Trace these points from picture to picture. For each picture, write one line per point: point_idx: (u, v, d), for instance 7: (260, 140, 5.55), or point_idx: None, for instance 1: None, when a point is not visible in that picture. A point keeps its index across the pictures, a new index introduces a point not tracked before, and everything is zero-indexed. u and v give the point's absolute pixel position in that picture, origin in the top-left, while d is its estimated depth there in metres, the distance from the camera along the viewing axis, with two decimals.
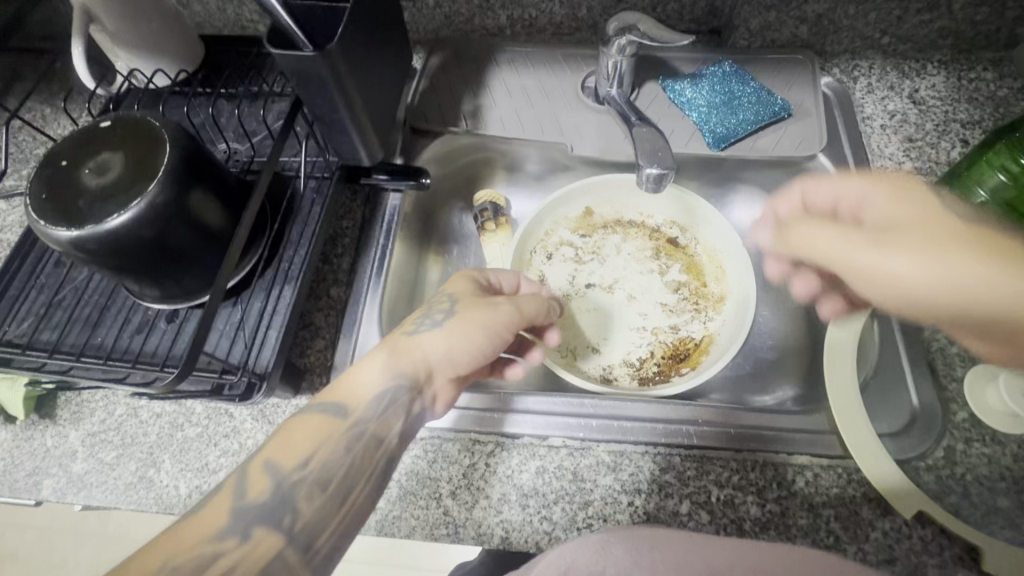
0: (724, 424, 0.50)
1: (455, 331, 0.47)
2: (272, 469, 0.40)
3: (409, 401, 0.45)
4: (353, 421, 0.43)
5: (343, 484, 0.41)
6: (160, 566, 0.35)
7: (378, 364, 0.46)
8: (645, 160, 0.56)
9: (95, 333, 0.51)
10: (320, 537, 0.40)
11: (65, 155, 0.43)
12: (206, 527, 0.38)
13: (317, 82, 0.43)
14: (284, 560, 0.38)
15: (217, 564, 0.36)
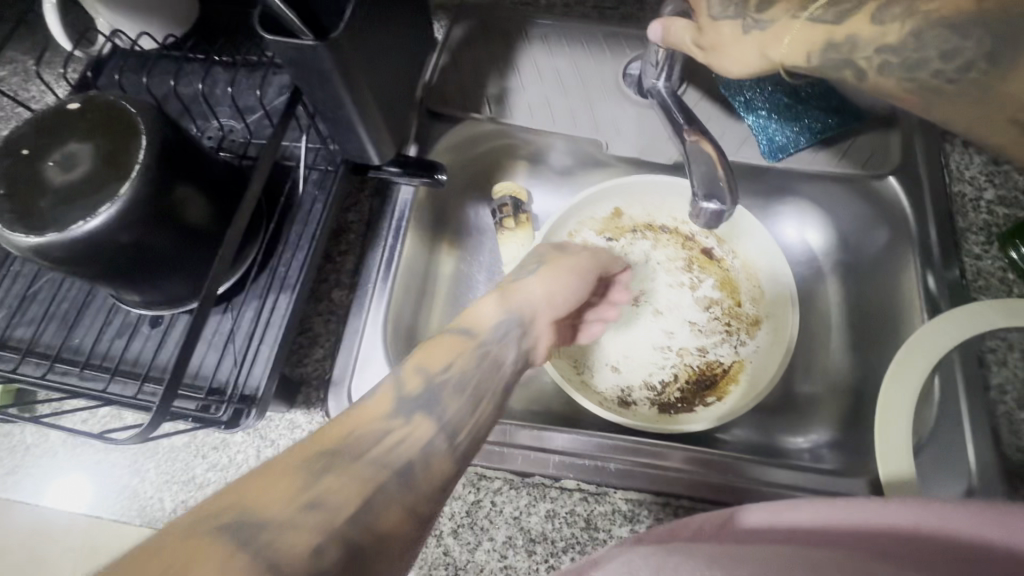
0: (757, 480, 0.45)
1: (550, 273, 0.51)
2: (419, 371, 0.39)
3: (522, 333, 0.46)
4: (478, 340, 0.43)
5: (478, 392, 0.40)
6: (342, 437, 0.34)
7: (489, 300, 0.47)
8: (702, 192, 0.46)
9: (73, 333, 0.47)
10: (459, 436, 0.37)
11: (28, 143, 0.37)
12: (371, 411, 0.36)
13: (319, 73, 0.36)
14: (435, 447, 0.36)
15: (391, 436, 0.35)
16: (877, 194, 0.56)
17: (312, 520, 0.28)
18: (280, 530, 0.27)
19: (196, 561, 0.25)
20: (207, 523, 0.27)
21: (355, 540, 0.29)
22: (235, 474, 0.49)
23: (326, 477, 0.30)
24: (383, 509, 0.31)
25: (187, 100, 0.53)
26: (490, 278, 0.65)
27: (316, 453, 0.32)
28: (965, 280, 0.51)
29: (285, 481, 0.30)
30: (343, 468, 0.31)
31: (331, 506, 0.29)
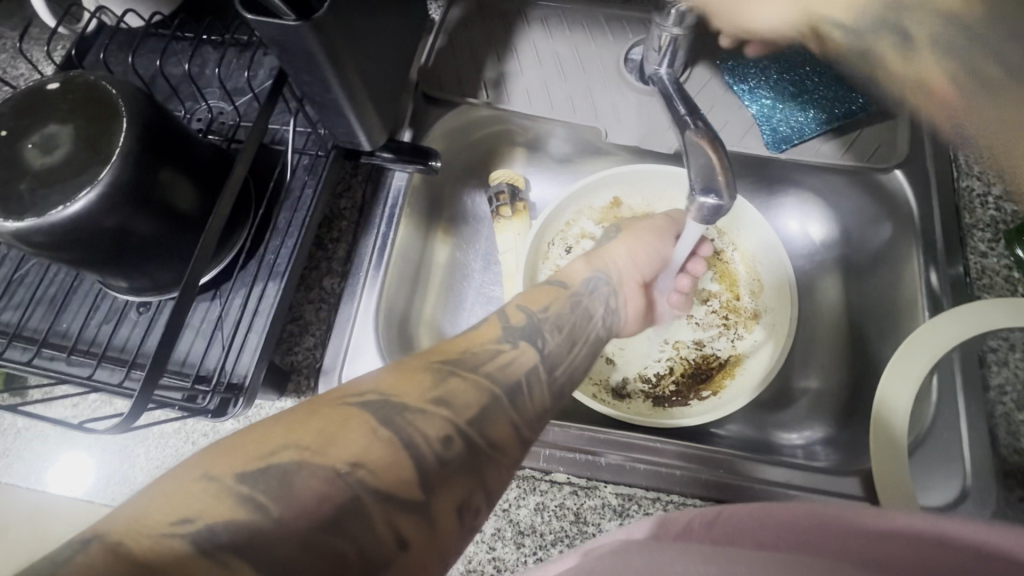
0: (749, 477, 0.45)
1: (632, 239, 0.56)
2: (523, 309, 0.44)
3: (609, 291, 0.51)
4: (573, 291, 0.48)
5: (573, 334, 0.44)
6: (463, 351, 0.37)
7: (580, 261, 0.53)
8: (699, 185, 0.43)
9: (60, 318, 0.46)
10: (558, 369, 0.41)
11: (6, 124, 0.36)
12: (483, 335, 0.40)
13: (303, 55, 0.35)
14: (539, 374, 0.39)
15: (502, 356, 0.38)
16: (882, 187, 0.55)
17: (440, 413, 0.32)
18: (415, 415, 0.31)
19: (347, 425, 0.29)
20: (356, 398, 0.31)
21: (472, 438, 0.32)
22: None
23: (450, 379, 0.34)
24: (495, 417, 0.34)
25: (175, 82, 0.52)
26: (486, 266, 0.64)
27: (439, 361, 0.36)
28: (968, 278, 0.50)
29: (416, 378, 0.33)
30: (464, 373, 0.35)
31: (455, 399, 0.33)
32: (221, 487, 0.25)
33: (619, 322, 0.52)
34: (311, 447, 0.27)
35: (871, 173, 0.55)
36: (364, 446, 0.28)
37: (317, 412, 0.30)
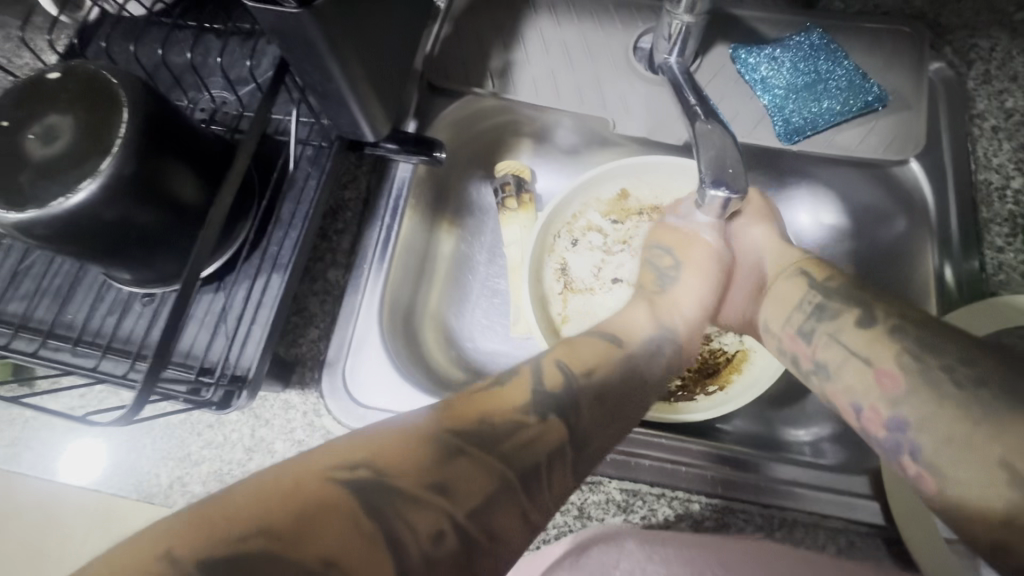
0: (756, 475, 0.44)
1: (692, 278, 0.51)
2: (562, 367, 0.39)
3: (670, 349, 0.47)
4: (628, 349, 0.44)
5: (615, 409, 0.39)
6: (479, 418, 0.34)
7: (642, 309, 0.49)
8: (710, 179, 0.43)
9: (65, 309, 0.46)
10: (591, 445, 0.36)
11: (7, 114, 0.36)
12: (510, 401, 0.36)
13: (304, 46, 0.34)
14: (564, 456, 0.35)
15: (525, 432, 0.34)
16: (897, 180, 0.54)
17: (437, 502, 0.29)
18: (405, 507, 0.29)
19: (327, 510, 0.27)
20: (342, 474, 0.29)
21: (468, 533, 0.29)
22: (229, 453, 0.49)
23: (457, 459, 0.31)
24: (504, 506, 0.31)
25: (178, 71, 0.51)
26: (491, 258, 0.64)
27: (452, 430, 0.32)
28: (983, 274, 0.49)
29: (418, 453, 0.31)
30: (476, 453, 0.32)
31: (457, 489, 0.30)
32: (181, 571, 0.24)
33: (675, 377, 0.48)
34: (283, 537, 0.26)
35: (887, 166, 0.53)
36: (340, 543, 0.26)
37: (298, 486, 0.28)
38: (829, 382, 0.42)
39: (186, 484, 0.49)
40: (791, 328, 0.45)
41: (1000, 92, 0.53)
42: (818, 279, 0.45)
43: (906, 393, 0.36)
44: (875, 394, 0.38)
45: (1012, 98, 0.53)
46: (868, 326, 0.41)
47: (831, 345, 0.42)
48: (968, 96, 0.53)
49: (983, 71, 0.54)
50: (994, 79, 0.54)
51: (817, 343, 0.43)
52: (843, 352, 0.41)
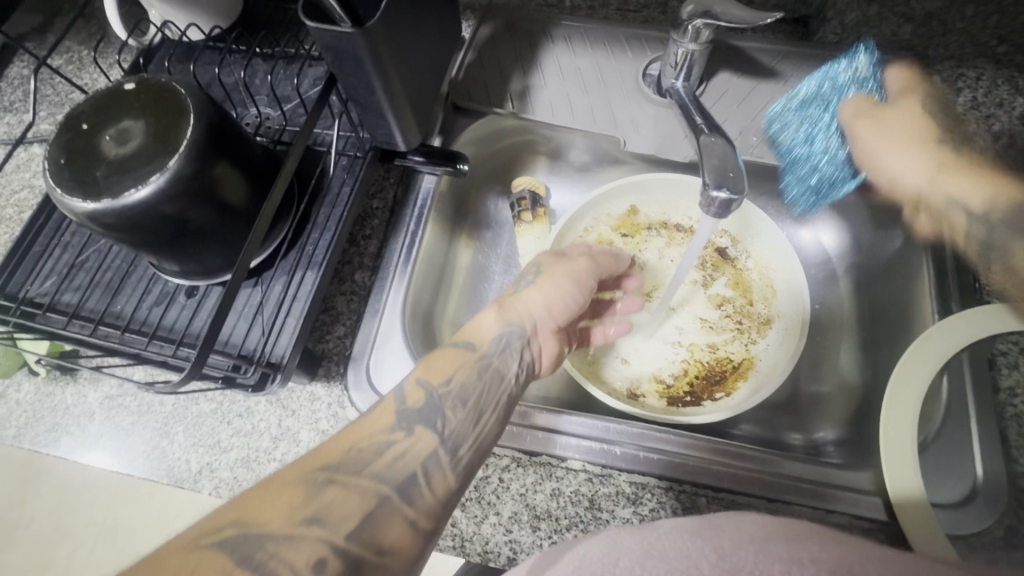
0: (763, 470, 0.46)
1: (547, 283, 0.51)
2: (422, 384, 0.43)
3: (523, 346, 0.47)
4: (480, 354, 0.45)
5: (478, 406, 0.43)
6: (347, 451, 0.37)
7: (490, 314, 0.49)
8: (712, 180, 0.45)
9: (115, 300, 0.50)
10: (462, 447, 0.40)
11: (87, 118, 0.40)
12: (377, 425, 0.40)
13: (353, 60, 0.39)
14: (438, 458, 0.39)
15: (393, 448, 0.38)
16: (890, 194, 0.57)
17: (312, 534, 0.33)
18: (281, 544, 0.32)
19: (199, 574, 0.30)
20: (210, 537, 0.31)
21: (352, 552, 0.33)
22: (256, 440, 0.52)
23: (328, 490, 0.35)
24: (384, 523, 0.35)
25: (228, 89, 0.56)
26: (506, 268, 0.67)
27: (317, 468, 0.36)
28: (977, 282, 0.52)
29: (286, 495, 0.34)
30: (344, 480, 0.36)
31: (331, 516, 0.34)
32: None
33: (535, 368, 0.49)
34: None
35: (882, 182, 0.57)
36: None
37: (165, 562, 0.30)
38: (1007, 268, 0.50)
39: (215, 470, 0.51)
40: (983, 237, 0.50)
41: (988, 117, 0.57)
42: (976, 210, 0.51)
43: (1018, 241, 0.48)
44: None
45: (999, 122, 0.57)
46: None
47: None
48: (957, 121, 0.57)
49: (970, 98, 0.58)
50: (981, 105, 0.58)
51: (998, 271, 0.50)
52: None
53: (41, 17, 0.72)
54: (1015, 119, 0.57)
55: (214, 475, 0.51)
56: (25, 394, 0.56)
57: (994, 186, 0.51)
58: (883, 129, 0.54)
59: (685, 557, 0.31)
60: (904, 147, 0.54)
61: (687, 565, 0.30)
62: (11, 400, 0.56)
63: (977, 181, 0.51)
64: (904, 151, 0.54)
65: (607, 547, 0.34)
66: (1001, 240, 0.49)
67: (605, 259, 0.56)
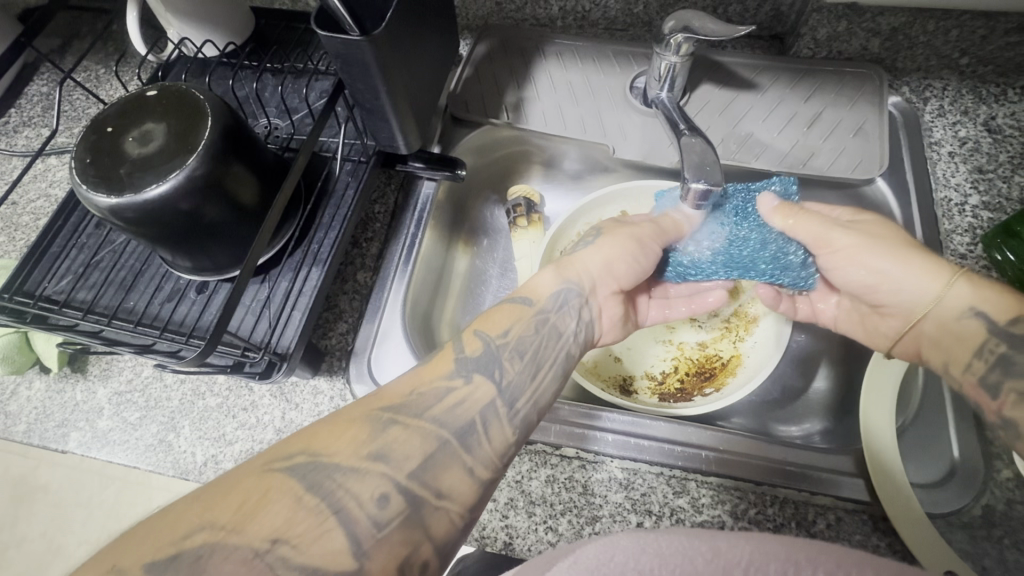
0: (750, 455, 0.48)
1: (607, 242, 0.53)
2: (482, 336, 0.45)
3: (581, 304, 0.49)
4: (540, 309, 0.47)
5: (535, 359, 0.44)
6: (408, 394, 0.39)
7: (549, 272, 0.51)
8: (691, 174, 0.49)
9: (128, 297, 0.53)
10: (519, 400, 0.42)
11: (112, 121, 0.44)
12: (438, 371, 0.42)
13: (359, 65, 0.42)
14: (496, 408, 0.41)
15: (453, 394, 0.40)
16: (866, 196, 0.60)
17: (377, 469, 0.34)
18: (348, 476, 0.34)
19: (270, 495, 0.32)
20: (280, 463, 0.34)
21: (413, 491, 0.34)
22: (261, 433, 0.53)
23: (391, 428, 0.36)
24: (445, 466, 0.36)
25: (240, 100, 0.60)
26: (503, 272, 0.70)
27: (383, 408, 0.38)
28: None
29: (350, 432, 0.36)
30: (408, 422, 0.37)
31: (398, 450, 0.35)
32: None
33: (593, 331, 0.50)
34: (228, 525, 0.30)
35: (857, 185, 0.60)
36: (289, 517, 0.32)
37: (243, 481, 0.33)
38: (1021, 441, 0.41)
39: (220, 461, 0.52)
40: (974, 377, 0.44)
41: (954, 124, 0.61)
42: (999, 323, 0.43)
43: (1020, 398, 0.41)
44: (1022, 419, 0.41)
45: (964, 129, 0.61)
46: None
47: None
48: (924, 128, 0.61)
49: (937, 107, 0.62)
50: (948, 113, 0.62)
51: (1004, 399, 0.42)
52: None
53: (61, 39, 0.76)
54: (979, 126, 0.61)
55: (219, 466, 0.52)
56: (36, 391, 0.58)
57: (1018, 304, 0.43)
58: (850, 263, 0.50)
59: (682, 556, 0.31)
60: (863, 262, 0.49)
61: (681, 561, 0.30)
62: (23, 398, 0.58)
63: (977, 290, 0.45)
64: (880, 264, 0.48)
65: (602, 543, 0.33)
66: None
67: (673, 226, 0.55)
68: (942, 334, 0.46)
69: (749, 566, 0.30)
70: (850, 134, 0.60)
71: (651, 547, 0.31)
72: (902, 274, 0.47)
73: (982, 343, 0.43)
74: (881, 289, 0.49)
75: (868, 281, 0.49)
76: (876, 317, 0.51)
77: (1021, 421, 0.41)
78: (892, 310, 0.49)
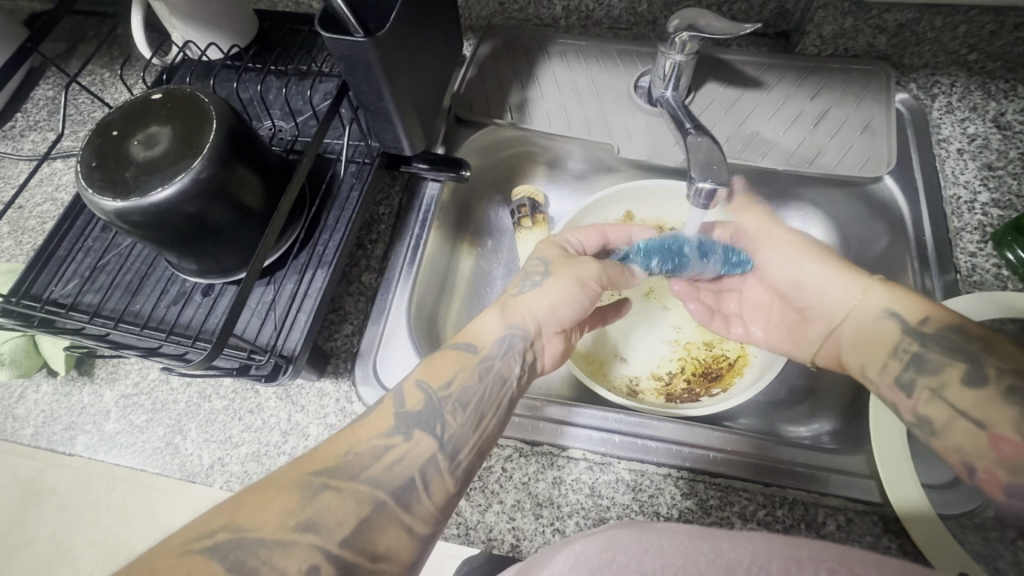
0: (758, 456, 0.47)
1: (552, 286, 0.51)
2: (422, 387, 0.44)
3: (526, 349, 0.48)
4: (483, 357, 0.46)
5: (478, 410, 0.44)
6: (343, 454, 0.39)
7: (494, 315, 0.50)
8: (697, 174, 0.49)
9: (134, 300, 0.53)
10: (462, 452, 0.42)
11: (117, 125, 0.44)
12: (374, 429, 0.41)
13: (364, 66, 0.42)
14: (437, 463, 0.40)
15: (391, 452, 0.40)
16: (874, 194, 0.60)
17: (305, 540, 0.34)
18: (273, 551, 0.33)
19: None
20: (202, 542, 0.33)
21: (345, 558, 0.34)
22: (267, 436, 0.53)
23: (323, 494, 0.36)
24: (382, 529, 0.37)
25: (245, 103, 0.60)
26: (507, 273, 0.70)
27: (314, 472, 0.37)
28: (959, 274, 0.54)
29: (279, 502, 0.35)
30: (340, 486, 0.37)
31: (328, 520, 0.35)
32: None
33: (538, 368, 0.50)
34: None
35: (865, 182, 0.59)
36: None
37: (157, 568, 0.32)
38: (934, 438, 0.41)
39: (226, 464, 0.52)
40: (889, 377, 0.44)
41: (963, 120, 0.61)
42: (910, 324, 0.44)
43: (933, 395, 0.42)
44: (936, 416, 0.41)
45: (973, 125, 0.60)
46: (978, 385, 0.40)
47: (935, 401, 0.41)
48: (933, 125, 0.61)
49: (945, 103, 0.62)
50: (956, 110, 0.61)
51: (918, 397, 0.42)
52: (949, 410, 0.41)
53: (66, 44, 0.77)
54: (988, 122, 0.60)
55: (225, 470, 0.52)
56: (44, 394, 0.58)
57: (929, 305, 0.44)
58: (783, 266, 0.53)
59: (684, 555, 0.32)
60: (796, 263, 0.52)
61: (684, 561, 0.31)
62: (31, 401, 0.58)
63: (891, 292, 0.46)
64: (806, 269, 0.51)
65: (602, 542, 0.35)
66: (943, 363, 0.42)
67: (617, 274, 0.55)
68: (860, 338, 0.47)
69: (752, 565, 0.31)
70: (857, 132, 0.60)
71: (652, 548, 0.33)
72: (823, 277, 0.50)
73: (896, 343, 0.44)
74: (807, 292, 0.51)
75: (801, 281, 0.51)
76: (804, 327, 0.53)
77: (934, 419, 0.41)
78: (814, 312, 0.51)
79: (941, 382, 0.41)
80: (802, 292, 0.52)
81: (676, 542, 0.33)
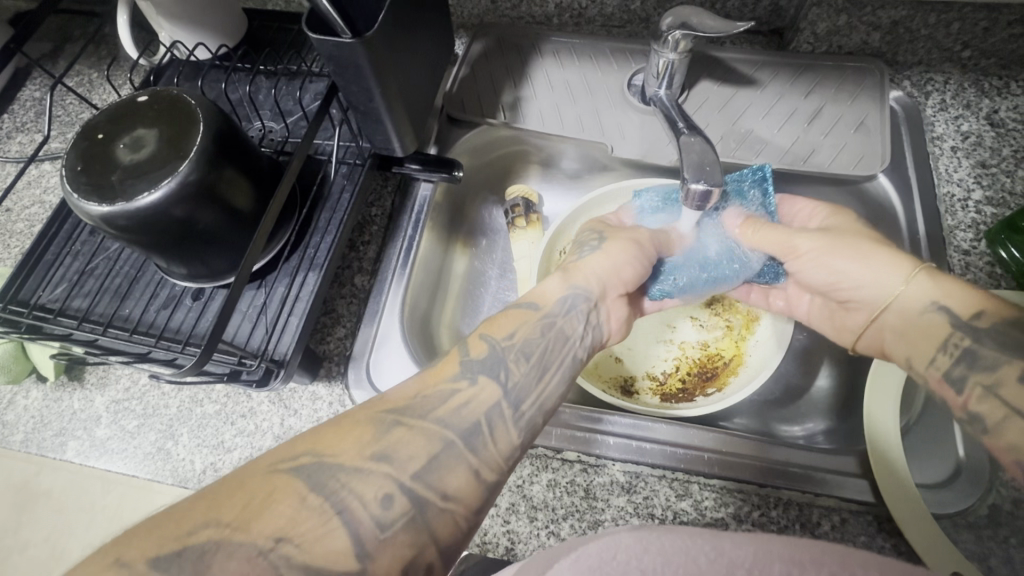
0: (752, 456, 0.47)
1: (611, 249, 0.53)
2: (486, 338, 0.44)
3: (590, 309, 0.49)
4: (546, 312, 0.47)
5: (543, 360, 0.44)
6: (413, 397, 0.38)
7: (556, 278, 0.51)
8: (690, 175, 0.48)
9: (123, 305, 0.52)
10: (525, 403, 0.41)
11: (102, 127, 0.43)
12: (443, 374, 0.41)
13: (352, 67, 0.41)
14: (502, 410, 0.40)
15: (458, 396, 0.39)
16: (867, 193, 0.60)
17: (380, 470, 0.34)
18: (351, 477, 0.33)
19: (275, 496, 0.31)
20: (288, 463, 0.33)
21: (417, 492, 0.34)
22: (260, 440, 0.53)
23: (395, 429, 0.36)
24: (450, 468, 0.35)
25: (234, 104, 0.59)
26: (502, 273, 0.69)
27: (387, 411, 0.37)
28: (953, 273, 0.54)
29: (355, 433, 0.35)
30: (412, 424, 0.36)
31: (403, 454, 0.35)
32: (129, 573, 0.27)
33: (601, 338, 0.50)
34: (233, 524, 0.29)
35: (859, 181, 0.59)
36: (292, 516, 0.31)
37: (245, 483, 0.32)
38: (987, 436, 0.40)
39: (218, 469, 0.52)
40: (938, 372, 0.43)
41: (956, 118, 0.60)
42: (962, 317, 0.43)
43: (985, 392, 0.41)
44: (989, 413, 0.40)
45: (966, 123, 0.60)
46: None
47: (988, 398, 0.41)
48: (926, 122, 0.60)
49: (939, 101, 0.61)
50: (950, 107, 0.61)
51: (969, 393, 0.42)
52: (1003, 408, 0.40)
53: (52, 43, 0.76)
54: (982, 120, 0.60)
55: (218, 474, 0.52)
56: (33, 400, 0.58)
57: (981, 299, 0.43)
58: (814, 264, 0.51)
59: (684, 554, 0.32)
60: (827, 258, 0.50)
61: (685, 560, 0.31)
62: (20, 407, 0.58)
63: (937, 284, 0.44)
64: (840, 261, 0.49)
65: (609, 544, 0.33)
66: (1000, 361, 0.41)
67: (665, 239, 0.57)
68: (907, 327, 0.46)
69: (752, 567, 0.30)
70: (851, 130, 0.60)
71: (653, 547, 0.32)
72: (862, 269, 0.48)
73: (947, 336, 0.43)
74: (846, 285, 0.50)
75: (836, 274, 0.50)
76: (844, 313, 0.52)
77: (987, 416, 0.40)
78: (855, 304, 0.50)
79: (995, 380, 0.41)
80: (837, 283, 0.50)
81: (675, 540, 0.33)
